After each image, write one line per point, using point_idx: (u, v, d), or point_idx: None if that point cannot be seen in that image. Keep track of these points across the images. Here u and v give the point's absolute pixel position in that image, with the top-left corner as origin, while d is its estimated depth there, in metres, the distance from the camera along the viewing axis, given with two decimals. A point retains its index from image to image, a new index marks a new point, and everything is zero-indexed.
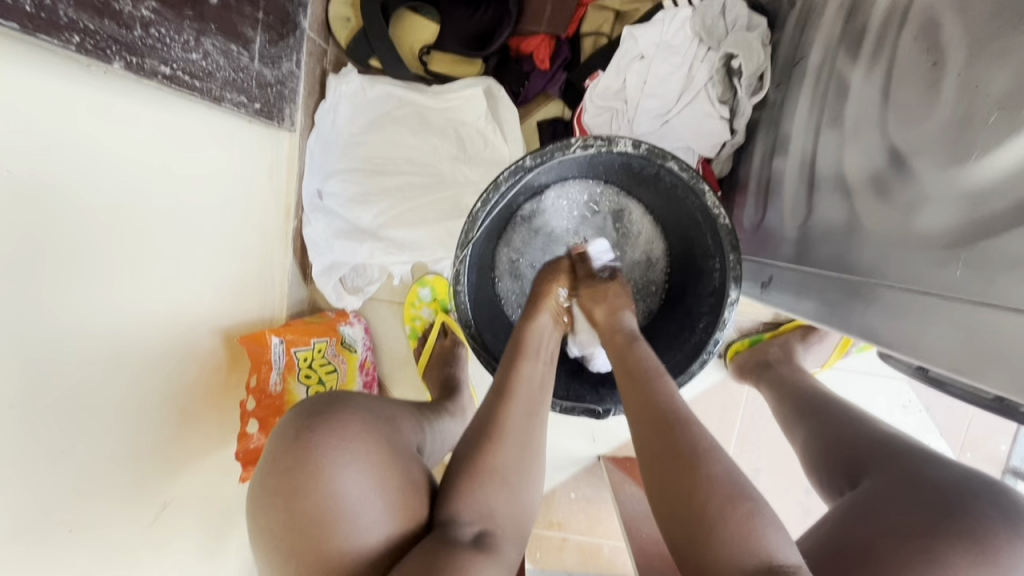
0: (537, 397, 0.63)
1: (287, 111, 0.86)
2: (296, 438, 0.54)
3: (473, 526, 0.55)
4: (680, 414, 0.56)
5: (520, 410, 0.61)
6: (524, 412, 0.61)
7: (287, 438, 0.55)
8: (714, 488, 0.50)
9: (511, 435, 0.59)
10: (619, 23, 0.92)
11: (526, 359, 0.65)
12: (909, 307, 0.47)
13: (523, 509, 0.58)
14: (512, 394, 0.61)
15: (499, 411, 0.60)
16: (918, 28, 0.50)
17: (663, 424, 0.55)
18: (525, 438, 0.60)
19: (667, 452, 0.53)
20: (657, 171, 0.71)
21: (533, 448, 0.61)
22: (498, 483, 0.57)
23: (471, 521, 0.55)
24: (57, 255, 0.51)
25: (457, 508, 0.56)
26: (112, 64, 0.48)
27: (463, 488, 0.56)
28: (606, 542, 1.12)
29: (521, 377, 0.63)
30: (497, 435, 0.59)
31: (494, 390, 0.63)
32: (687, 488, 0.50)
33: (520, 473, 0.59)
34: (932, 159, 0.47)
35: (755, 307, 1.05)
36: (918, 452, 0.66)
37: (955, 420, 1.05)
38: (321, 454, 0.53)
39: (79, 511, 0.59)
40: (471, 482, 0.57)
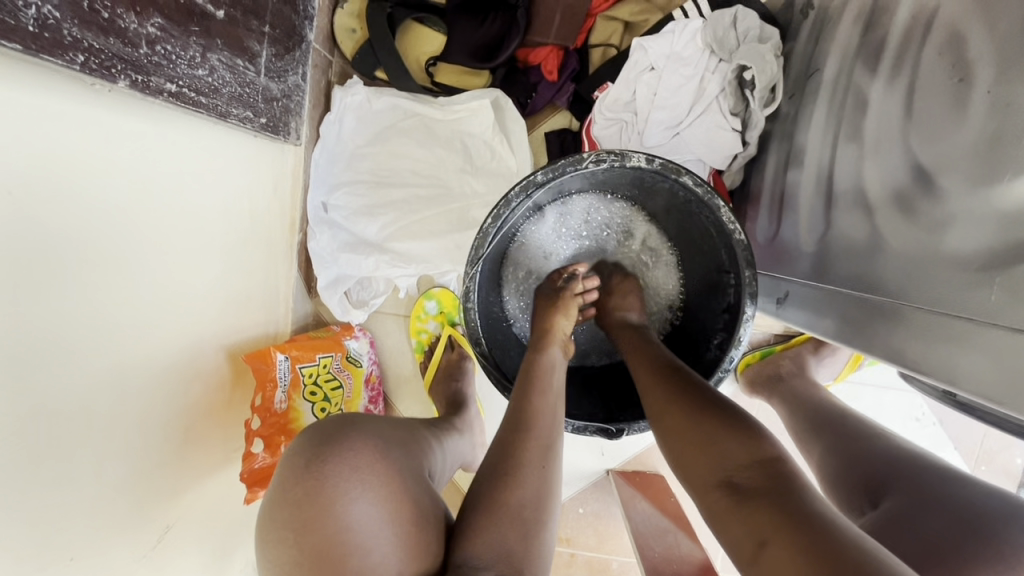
0: (552, 428, 0.62)
1: (292, 124, 0.85)
2: (308, 467, 0.53)
3: (489, 566, 0.52)
4: (686, 372, 0.61)
5: (539, 444, 0.60)
6: (541, 447, 0.60)
7: (297, 467, 0.53)
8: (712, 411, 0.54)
9: (530, 469, 0.58)
10: (628, 33, 0.91)
11: (545, 391, 0.64)
12: (939, 330, 0.46)
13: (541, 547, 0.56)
14: (530, 428, 0.60)
15: (513, 445, 0.59)
16: (941, 42, 0.49)
17: (671, 377, 0.60)
18: (542, 479, 0.58)
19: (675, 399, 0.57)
20: (671, 186, 0.69)
21: (543, 474, 0.58)
22: (514, 521, 0.55)
23: (486, 563, 0.52)
24: (62, 277, 0.50)
25: (474, 544, 0.54)
26: (117, 82, 0.47)
27: (481, 522, 0.55)
28: (615, 559, 1.10)
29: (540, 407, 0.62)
30: (518, 469, 0.58)
31: (509, 421, 0.61)
32: (689, 416, 0.55)
33: (539, 514, 0.57)
34: (960, 177, 0.45)
35: (765, 319, 1.03)
36: (940, 472, 0.65)
37: (969, 433, 1.03)
38: (334, 485, 0.52)
39: (81, 538, 0.58)
40: (488, 517, 0.55)
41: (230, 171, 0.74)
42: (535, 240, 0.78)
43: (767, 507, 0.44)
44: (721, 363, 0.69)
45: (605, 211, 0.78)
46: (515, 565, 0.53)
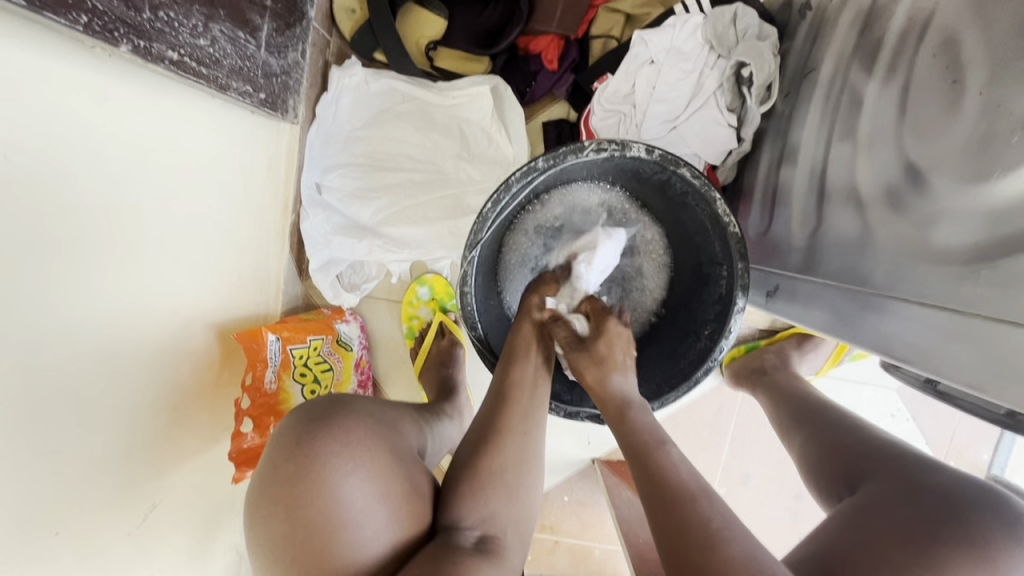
0: (534, 398, 0.63)
1: (290, 102, 0.84)
2: (299, 444, 0.53)
3: (474, 530, 0.54)
4: (688, 490, 0.51)
5: (510, 455, 0.59)
6: (521, 417, 0.62)
7: (286, 445, 0.53)
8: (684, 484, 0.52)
9: (511, 437, 0.60)
10: (629, 26, 0.92)
11: (524, 364, 0.65)
12: (926, 321, 0.48)
13: (524, 509, 0.58)
14: (511, 399, 0.62)
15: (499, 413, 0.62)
16: (937, 44, 0.50)
17: (670, 497, 0.51)
18: (523, 447, 0.60)
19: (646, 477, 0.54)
20: (668, 178, 0.71)
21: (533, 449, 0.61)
22: (497, 486, 0.57)
23: (472, 526, 0.54)
24: (55, 246, 0.49)
25: (459, 509, 0.55)
26: (119, 47, 0.46)
27: (468, 491, 0.56)
28: (597, 546, 1.12)
29: (519, 382, 0.64)
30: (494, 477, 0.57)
31: (494, 393, 0.64)
32: (692, 554, 0.47)
33: (519, 477, 0.58)
34: (949, 175, 0.47)
35: (752, 314, 1.06)
36: (918, 460, 0.67)
37: (940, 428, 1.07)
38: (323, 462, 0.52)
39: (67, 513, 0.57)
40: (473, 485, 0.57)
41: (226, 148, 0.73)
42: (534, 223, 0.78)
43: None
44: (711, 353, 0.70)
45: (600, 193, 0.79)
46: (501, 529, 0.56)
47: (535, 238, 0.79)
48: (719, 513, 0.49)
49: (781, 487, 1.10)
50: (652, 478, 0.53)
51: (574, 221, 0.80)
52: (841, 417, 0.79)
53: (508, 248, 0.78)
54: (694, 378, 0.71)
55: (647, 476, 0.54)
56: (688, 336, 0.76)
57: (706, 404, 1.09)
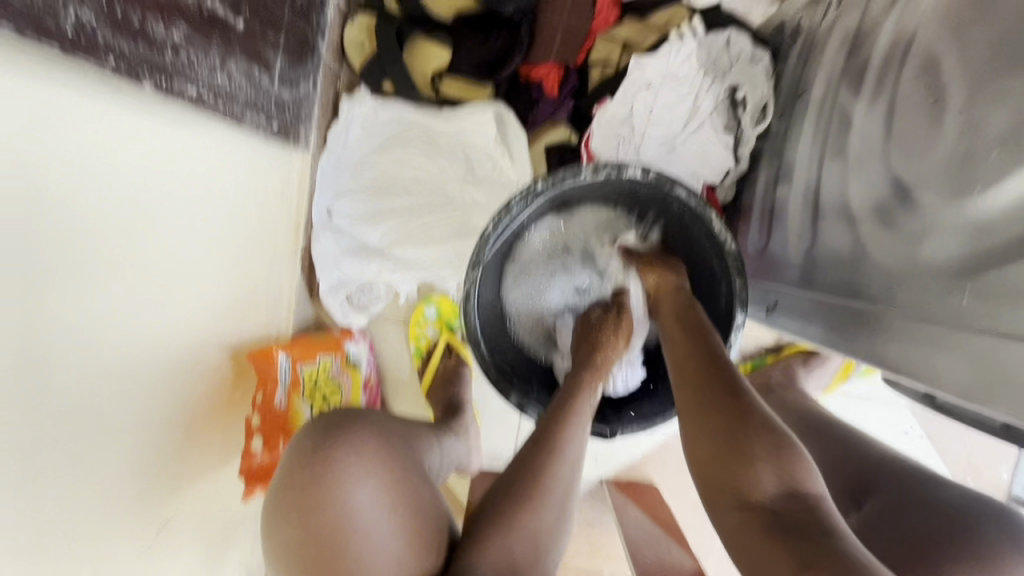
0: (586, 420, 0.64)
1: (302, 132, 0.89)
2: (314, 451, 0.54)
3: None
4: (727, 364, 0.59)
5: (547, 510, 0.57)
6: (567, 461, 0.60)
7: (304, 452, 0.54)
8: (762, 469, 0.51)
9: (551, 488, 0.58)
10: (628, 52, 0.92)
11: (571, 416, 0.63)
12: (920, 334, 0.48)
13: (545, 554, 0.57)
14: (569, 420, 0.62)
15: (540, 460, 0.59)
16: (919, 66, 0.52)
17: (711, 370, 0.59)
18: (560, 501, 0.58)
19: (721, 435, 0.54)
20: (665, 198, 0.73)
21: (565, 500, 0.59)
22: (534, 525, 0.56)
23: (488, 574, 0.53)
24: (77, 269, 0.52)
25: (481, 552, 0.54)
26: (141, 83, 0.51)
27: (494, 534, 0.55)
28: (607, 568, 1.11)
29: (581, 403, 0.64)
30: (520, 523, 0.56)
31: (533, 444, 0.61)
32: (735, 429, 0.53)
33: (559, 511, 0.59)
34: (936, 191, 0.48)
35: (757, 332, 1.06)
36: (923, 475, 0.67)
37: (956, 445, 1.05)
38: (336, 467, 0.53)
39: (85, 527, 0.59)
40: (501, 532, 0.55)
41: (240, 175, 0.76)
42: (548, 242, 0.81)
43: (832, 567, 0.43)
44: None
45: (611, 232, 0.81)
46: (523, 572, 0.54)
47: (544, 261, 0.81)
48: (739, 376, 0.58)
49: None
50: (724, 405, 0.55)
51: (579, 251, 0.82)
52: (847, 434, 0.78)
53: (515, 266, 0.80)
54: None
55: (717, 413, 0.55)
56: None
57: None
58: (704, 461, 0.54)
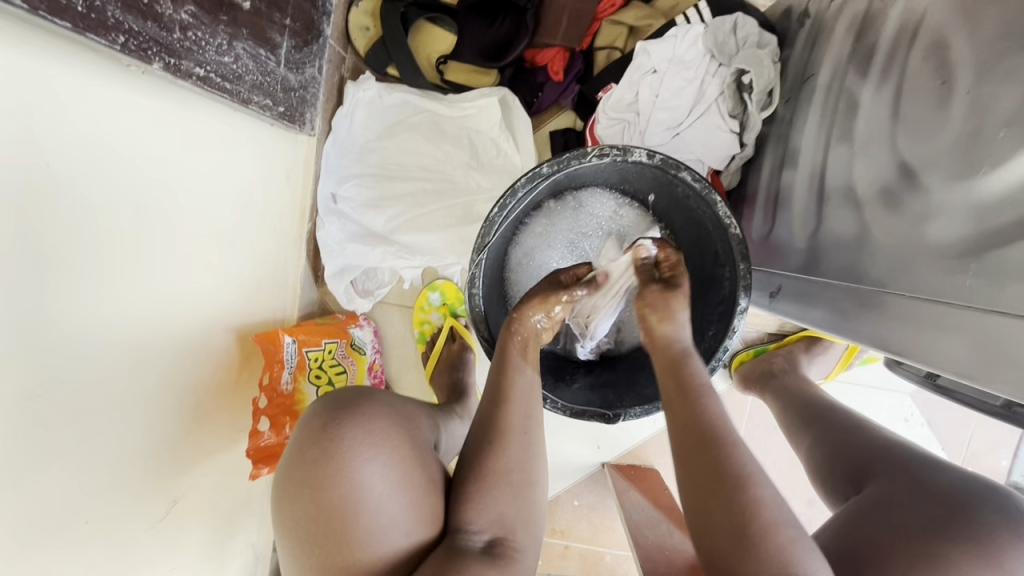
0: (530, 402, 0.62)
1: (308, 116, 0.88)
2: (325, 430, 0.54)
3: (483, 534, 0.54)
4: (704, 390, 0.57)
5: (510, 459, 0.58)
6: (521, 414, 0.60)
7: (313, 430, 0.55)
8: (759, 514, 0.49)
9: (513, 440, 0.59)
10: (632, 37, 0.95)
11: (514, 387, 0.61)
12: (923, 315, 0.49)
13: (535, 508, 0.58)
14: (508, 403, 0.60)
15: (497, 416, 0.60)
16: (927, 48, 0.52)
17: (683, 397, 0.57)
18: (525, 449, 0.59)
19: (710, 477, 0.51)
20: (670, 182, 0.73)
21: (535, 448, 0.60)
22: (503, 486, 0.56)
23: (481, 530, 0.54)
24: (86, 248, 0.52)
25: (467, 511, 0.55)
26: (151, 64, 0.50)
27: (474, 492, 0.56)
28: (608, 551, 1.12)
29: (513, 381, 0.62)
30: (488, 478, 0.56)
31: (489, 403, 0.61)
32: (721, 474, 0.51)
33: (525, 476, 0.58)
34: (942, 173, 0.48)
35: (760, 319, 1.06)
36: (923, 458, 0.68)
37: (957, 433, 1.06)
38: (349, 446, 0.53)
39: (97, 502, 0.60)
40: (480, 486, 0.56)
41: (246, 158, 0.76)
42: (552, 222, 0.81)
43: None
44: (715, 353, 0.72)
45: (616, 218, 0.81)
46: (510, 529, 0.56)
47: (548, 241, 0.81)
48: (721, 408, 0.56)
49: (793, 492, 1.09)
50: (705, 448, 0.53)
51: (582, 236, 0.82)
52: (848, 418, 0.79)
53: (518, 245, 0.80)
54: None
55: (703, 453, 0.53)
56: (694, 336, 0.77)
57: None
58: (699, 504, 0.51)
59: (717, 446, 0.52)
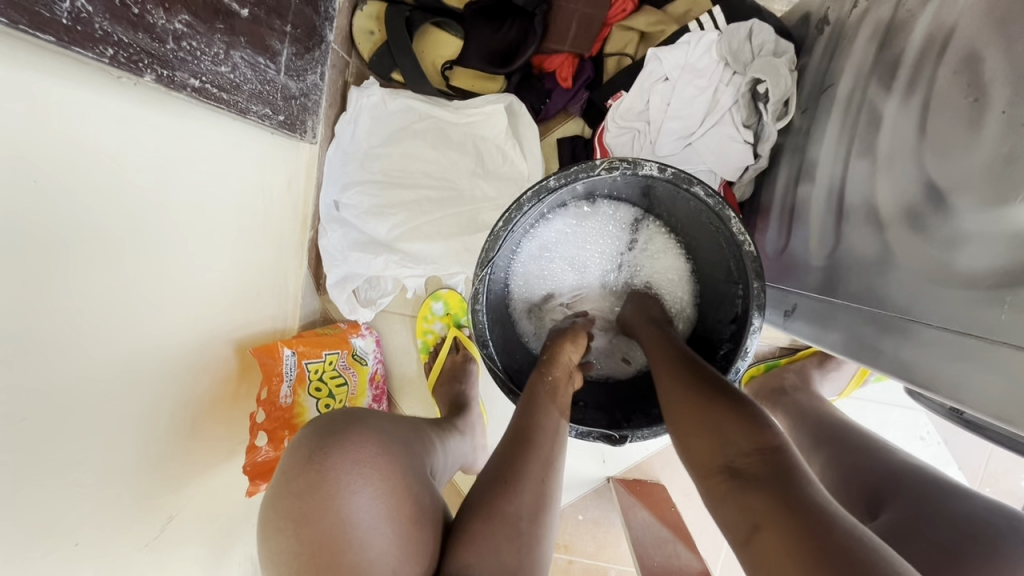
0: (553, 449, 0.60)
1: (310, 123, 0.86)
2: (311, 458, 0.51)
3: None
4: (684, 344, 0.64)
5: (526, 502, 0.55)
6: (543, 466, 0.58)
7: (299, 459, 0.52)
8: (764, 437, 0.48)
9: (531, 479, 0.57)
10: (643, 43, 0.91)
11: (545, 434, 0.61)
12: (949, 347, 0.46)
13: (541, 558, 0.55)
14: (534, 444, 0.59)
15: (516, 455, 0.58)
16: (958, 62, 0.49)
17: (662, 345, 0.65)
18: (540, 491, 0.57)
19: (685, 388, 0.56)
20: (682, 196, 0.70)
21: (550, 498, 0.58)
22: (510, 532, 0.53)
23: None
24: (75, 266, 0.51)
25: (467, 555, 0.52)
26: (143, 76, 0.48)
27: (479, 531, 0.53)
28: (613, 567, 1.10)
29: (543, 426, 0.61)
30: (506, 519, 0.54)
31: (514, 436, 0.60)
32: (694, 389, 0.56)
33: (534, 528, 0.55)
34: (972, 196, 0.46)
35: (771, 333, 1.03)
36: (943, 487, 0.65)
37: (975, 452, 1.03)
38: (337, 474, 0.51)
39: (89, 523, 0.59)
40: (486, 526, 0.53)
41: (245, 168, 0.75)
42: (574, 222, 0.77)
43: (772, 509, 0.42)
44: (726, 373, 0.70)
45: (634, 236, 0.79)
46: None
47: (565, 240, 0.79)
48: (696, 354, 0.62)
49: None
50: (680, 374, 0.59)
51: (599, 244, 0.79)
52: (863, 440, 0.76)
53: (534, 241, 0.76)
54: None
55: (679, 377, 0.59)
56: (705, 354, 0.75)
57: None
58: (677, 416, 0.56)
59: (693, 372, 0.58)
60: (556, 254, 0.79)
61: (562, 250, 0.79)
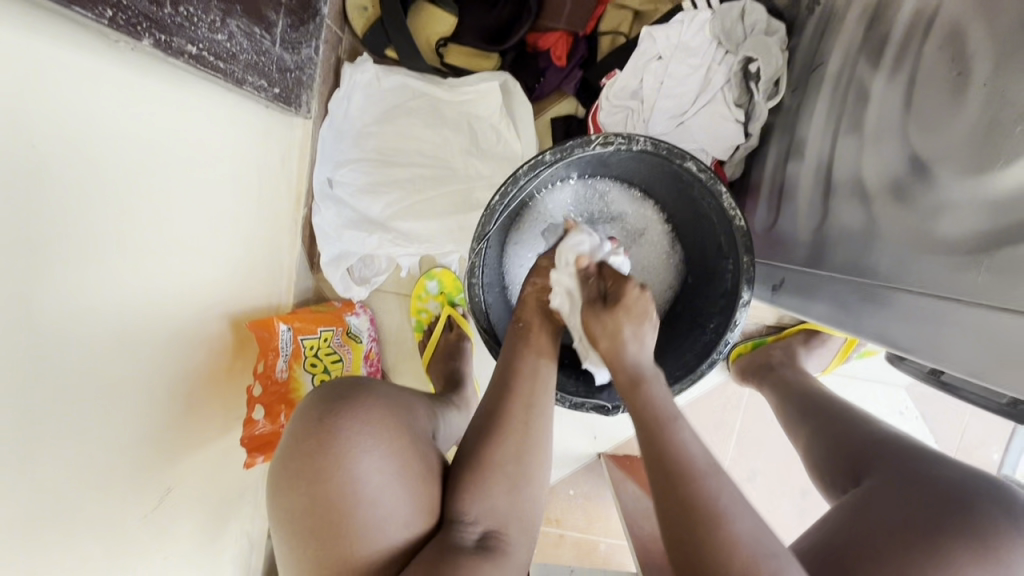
0: (540, 396, 0.61)
1: (304, 98, 0.86)
2: (321, 421, 0.53)
3: (476, 527, 0.54)
4: (692, 454, 0.50)
5: (513, 445, 0.58)
6: (524, 410, 0.60)
7: (310, 420, 0.54)
8: (736, 552, 0.46)
9: (514, 433, 0.58)
10: (637, 22, 0.94)
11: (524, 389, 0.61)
12: (932, 312, 0.48)
13: (535, 507, 0.58)
14: (512, 392, 0.60)
15: (503, 409, 0.59)
16: (944, 37, 0.50)
17: (664, 455, 0.51)
18: (524, 432, 0.58)
19: (683, 524, 0.48)
20: (675, 171, 0.72)
21: (537, 442, 0.59)
22: (502, 478, 0.56)
23: (474, 521, 0.54)
24: (72, 232, 0.51)
25: (462, 501, 0.55)
26: (141, 41, 0.48)
27: (471, 484, 0.56)
28: (603, 540, 1.13)
29: (522, 380, 0.61)
30: (490, 468, 0.56)
31: (501, 388, 0.62)
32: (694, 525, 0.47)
33: (523, 469, 0.57)
34: (954, 167, 0.48)
35: (759, 311, 1.06)
36: (918, 452, 0.68)
37: (950, 425, 1.07)
38: (348, 437, 0.52)
39: (87, 492, 0.59)
40: (476, 476, 0.56)
41: (239, 140, 0.74)
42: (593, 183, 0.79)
43: None
44: (716, 346, 0.71)
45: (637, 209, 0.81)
46: (505, 522, 0.55)
47: (584, 197, 0.80)
48: (716, 480, 0.49)
49: (787, 483, 1.10)
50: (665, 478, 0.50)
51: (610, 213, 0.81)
52: (846, 411, 0.79)
53: (554, 189, 0.77)
54: (698, 371, 0.72)
55: (681, 508, 0.48)
56: (694, 328, 0.77)
57: (712, 400, 1.09)
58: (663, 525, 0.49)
59: (707, 514, 0.47)
60: (570, 210, 0.79)
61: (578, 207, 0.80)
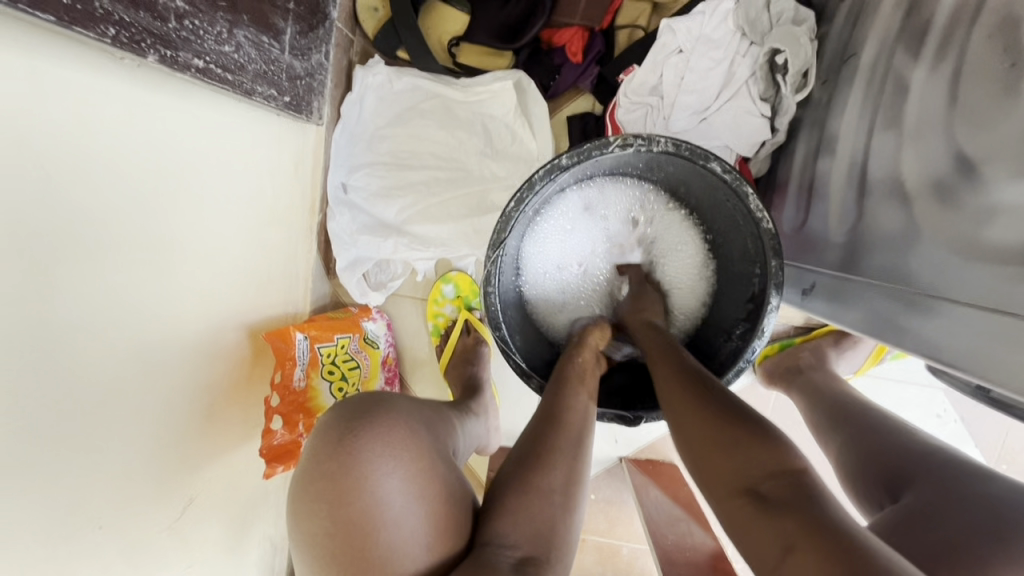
0: (583, 426, 0.62)
1: (315, 104, 0.85)
2: (341, 442, 0.52)
3: (518, 549, 0.51)
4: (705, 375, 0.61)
5: (558, 473, 0.57)
6: (571, 440, 0.60)
7: (329, 441, 0.53)
8: (750, 434, 0.53)
9: (560, 460, 0.58)
10: (656, 14, 0.89)
11: (571, 412, 0.62)
12: (980, 325, 0.44)
13: (569, 528, 0.56)
14: (561, 423, 0.61)
15: (547, 437, 0.60)
16: (992, 25, 0.46)
17: (682, 377, 0.61)
18: (570, 468, 0.58)
19: (700, 424, 0.56)
20: (700, 172, 0.68)
21: (580, 472, 0.59)
22: (544, 502, 0.55)
23: (515, 545, 0.52)
24: (85, 255, 0.50)
25: (501, 525, 0.53)
26: (146, 57, 0.47)
27: (510, 507, 0.54)
28: (625, 545, 1.10)
29: (567, 406, 0.63)
30: (535, 492, 0.55)
31: (543, 416, 0.62)
32: (709, 418, 0.55)
33: (567, 501, 0.56)
34: (1008, 169, 0.44)
35: (787, 312, 1.02)
36: (962, 466, 0.64)
37: (992, 430, 1.01)
38: (369, 459, 0.51)
39: (110, 509, 0.59)
40: (515, 499, 0.55)
41: (251, 151, 0.74)
42: (616, 181, 0.75)
43: (793, 520, 0.44)
44: (742, 353, 0.69)
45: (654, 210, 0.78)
46: (546, 547, 0.53)
47: (605, 196, 0.77)
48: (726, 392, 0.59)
49: None
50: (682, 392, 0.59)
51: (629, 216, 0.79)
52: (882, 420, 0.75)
53: (577, 189, 0.75)
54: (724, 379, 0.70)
55: (695, 409, 0.57)
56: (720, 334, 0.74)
57: None
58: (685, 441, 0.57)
59: (713, 407, 0.56)
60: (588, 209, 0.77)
61: (598, 205, 0.77)
